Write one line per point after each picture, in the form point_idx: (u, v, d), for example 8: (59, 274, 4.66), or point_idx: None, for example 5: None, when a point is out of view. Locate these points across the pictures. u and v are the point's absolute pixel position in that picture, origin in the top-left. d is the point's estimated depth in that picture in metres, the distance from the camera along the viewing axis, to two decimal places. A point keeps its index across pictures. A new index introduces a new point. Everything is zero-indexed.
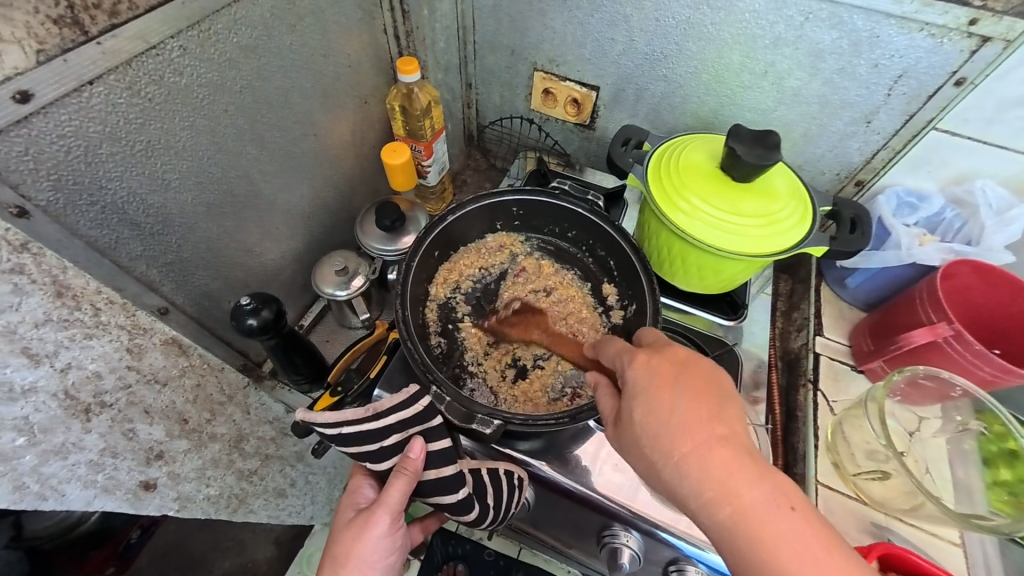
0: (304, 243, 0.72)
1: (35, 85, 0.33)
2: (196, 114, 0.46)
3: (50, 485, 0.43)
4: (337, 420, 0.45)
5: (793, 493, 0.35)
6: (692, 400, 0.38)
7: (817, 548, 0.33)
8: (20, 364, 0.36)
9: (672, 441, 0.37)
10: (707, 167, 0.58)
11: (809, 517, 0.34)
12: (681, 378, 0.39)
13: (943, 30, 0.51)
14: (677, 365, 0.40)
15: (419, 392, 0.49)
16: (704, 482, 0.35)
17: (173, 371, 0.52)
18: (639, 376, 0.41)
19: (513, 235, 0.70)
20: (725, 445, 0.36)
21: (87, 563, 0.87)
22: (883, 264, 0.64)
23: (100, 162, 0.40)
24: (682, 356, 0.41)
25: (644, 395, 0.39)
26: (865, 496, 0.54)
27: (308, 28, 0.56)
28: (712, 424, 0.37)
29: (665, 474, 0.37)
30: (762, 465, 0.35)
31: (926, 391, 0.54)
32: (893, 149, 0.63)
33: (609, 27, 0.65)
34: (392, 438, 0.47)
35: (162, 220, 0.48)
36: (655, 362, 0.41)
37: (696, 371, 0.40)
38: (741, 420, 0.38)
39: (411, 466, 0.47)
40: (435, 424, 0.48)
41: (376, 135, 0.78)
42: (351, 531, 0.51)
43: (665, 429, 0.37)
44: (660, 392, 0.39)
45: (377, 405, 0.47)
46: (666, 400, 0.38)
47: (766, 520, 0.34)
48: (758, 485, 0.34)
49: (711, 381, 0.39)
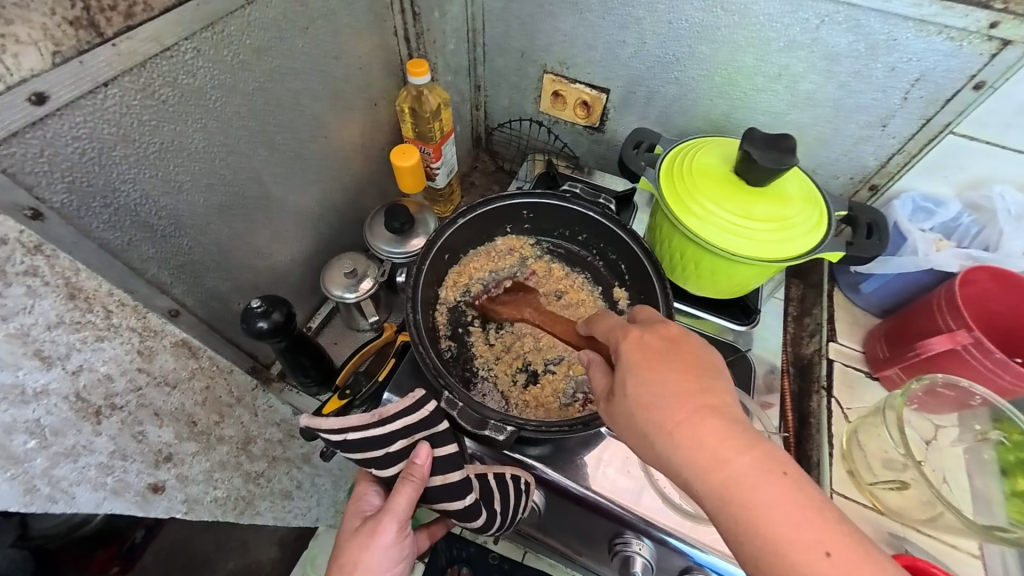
0: (312, 245, 0.71)
1: (50, 87, 0.33)
2: (208, 116, 0.46)
3: (60, 487, 0.42)
4: (342, 426, 0.45)
5: (781, 458, 0.34)
6: (681, 372, 0.38)
7: (806, 511, 0.32)
8: (32, 366, 0.36)
9: (663, 412, 0.37)
10: (720, 170, 0.57)
11: (800, 482, 0.33)
12: (670, 353, 0.39)
13: (962, 34, 0.51)
14: (666, 342, 0.40)
15: (424, 398, 0.48)
16: (694, 451, 0.35)
17: (183, 374, 0.51)
18: (629, 352, 0.40)
19: (524, 238, 0.69)
20: (714, 414, 0.36)
21: (92, 563, 0.86)
22: (899, 270, 0.63)
23: (114, 164, 0.40)
24: (670, 332, 0.41)
25: (634, 369, 0.39)
26: (882, 505, 0.53)
27: (319, 30, 0.56)
28: (701, 395, 0.37)
29: (656, 445, 0.37)
30: (750, 431, 0.35)
31: (944, 399, 0.53)
32: (909, 153, 0.62)
33: (620, 29, 0.65)
34: (397, 443, 0.47)
35: (174, 223, 0.47)
36: (644, 338, 0.41)
37: (684, 346, 0.40)
38: (729, 391, 0.38)
39: (418, 473, 0.47)
40: (440, 430, 0.48)
41: (385, 137, 0.77)
42: (358, 539, 0.50)
43: (656, 401, 0.37)
44: (650, 366, 0.39)
45: (382, 411, 0.46)
46: (656, 374, 0.38)
47: (756, 485, 0.33)
48: (747, 450, 0.34)
49: (699, 356, 0.39)
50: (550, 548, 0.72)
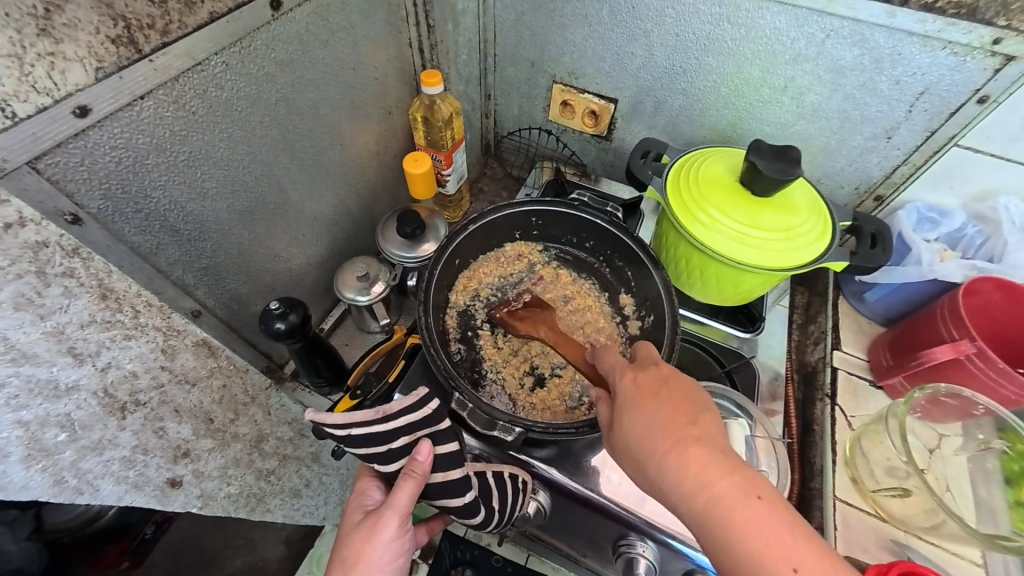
0: (327, 248, 0.73)
1: (92, 100, 0.35)
2: (234, 126, 0.48)
3: (86, 480, 0.44)
4: (345, 422, 0.45)
5: (763, 484, 0.35)
6: (670, 406, 0.39)
7: (785, 535, 0.33)
8: (65, 363, 0.38)
9: (652, 443, 0.38)
10: (726, 180, 0.59)
11: (779, 507, 0.34)
12: (660, 389, 0.41)
13: (967, 49, 0.52)
14: (658, 379, 0.42)
15: (428, 396, 0.49)
16: (680, 479, 0.36)
17: (202, 372, 0.53)
18: (625, 388, 0.42)
19: (532, 244, 0.70)
20: (701, 444, 0.37)
21: (103, 557, 0.89)
22: (904, 280, 0.64)
23: (146, 171, 0.42)
24: (664, 371, 0.42)
25: (627, 403, 0.41)
26: (885, 513, 0.54)
27: (339, 43, 0.58)
28: (688, 426, 0.38)
29: (648, 475, 0.38)
30: (734, 458, 0.36)
31: (948, 408, 0.54)
32: (914, 165, 0.63)
33: (629, 42, 0.67)
34: (400, 439, 0.47)
35: (199, 227, 0.49)
36: (639, 376, 0.43)
37: (674, 382, 0.41)
38: (717, 423, 0.39)
39: (419, 469, 0.48)
40: (442, 428, 0.49)
41: (398, 144, 0.79)
42: (361, 534, 0.51)
43: (647, 433, 0.39)
44: (642, 402, 0.40)
45: (386, 407, 0.47)
46: (647, 408, 0.40)
47: (737, 509, 0.34)
48: (731, 477, 0.35)
49: (689, 391, 0.41)
50: (555, 551, 0.73)
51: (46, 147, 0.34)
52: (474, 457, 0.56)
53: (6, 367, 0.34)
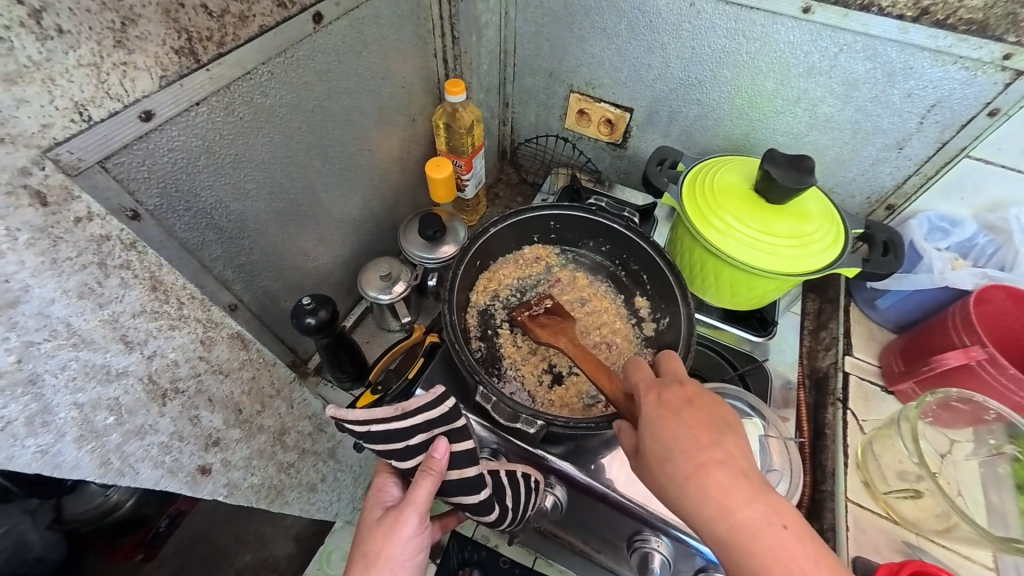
0: (351, 249, 0.76)
1: (156, 106, 0.38)
2: (274, 131, 0.51)
3: (128, 463, 0.45)
4: (367, 418, 0.47)
5: (785, 511, 0.36)
6: (694, 428, 0.40)
7: (807, 563, 0.35)
8: (118, 349, 0.41)
9: (676, 465, 0.39)
10: (741, 188, 0.60)
11: (801, 534, 0.36)
12: (684, 409, 0.41)
13: (977, 64, 0.53)
14: (682, 399, 0.42)
15: (444, 394, 0.50)
16: (704, 502, 0.37)
17: (235, 364, 0.56)
18: (648, 407, 0.43)
19: (549, 247, 0.73)
20: (724, 469, 0.38)
21: (118, 549, 0.88)
22: (915, 287, 0.65)
23: (196, 172, 0.45)
24: (687, 391, 0.43)
25: (651, 424, 0.41)
26: (896, 515, 0.55)
27: (371, 53, 0.61)
28: (712, 450, 0.39)
29: (671, 497, 0.39)
30: (758, 486, 0.37)
31: (958, 413, 0.54)
32: (925, 175, 0.65)
33: (646, 53, 0.69)
34: (418, 436, 0.48)
35: (239, 226, 0.52)
36: (662, 395, 0.43)
37: (698, 403, 0.42)
38: (739, 447, 0.40)
39: (436, 466, 0.48)
40: (458, 425, 0.50)
41: (420, 150, 0.82)
42: (381, 530, 0.52)
43: (670, 456, 0.39)
44: (666, 422, 0.41)
45: (405, 405, 0.48)
46: (670, 430, 0.40)
47: (761, 537, 0.35)
48: (754, 505, 0.36)
49: (712, 412, 0.41)
50: (569, 548, 0.74)
51: (114, 149, 0.37)
52: (492, 451, 0.57)
53: (67, 352, 0.37)
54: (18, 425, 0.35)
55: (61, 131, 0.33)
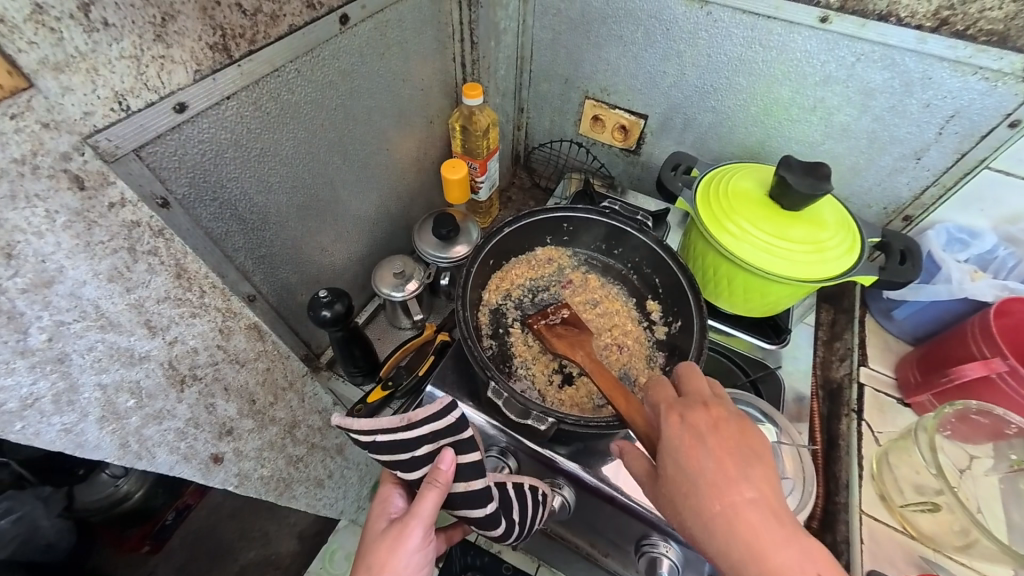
0: (366, 247, 0.77)
1: (190, 99, 0.40)
2: (298, 127, 0.53)
3: (146, 446, 0.46)
4: (371, 428, 0.47)
5: (821, 558, 0.34)
6: (722, 460, 0.38)
7: None
8: (142, 334, 0.42)
9: (702, 499, 0.37)
10: (755, 194, 0.60)
11: None
12: (709, 437, 0.39)
13: (998, 74, 0.53)
14: (707, 425, 0.40)
15: (452, 404, 0.48)
16: (732, 542, 0.35)
17: (251, 354, 0.57)
18: (670, 431, 0.40)
19: (562, 249, 0.74)
20: (755, 510, 0.35)
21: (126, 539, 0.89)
22: (933, 298, 0.64)
23: (224, 164, 0.46)
24: (713, 416, 0.41)
25: (673, 452, 0.39)
26: (913, 529, 0.54)
27: (393, 55, 0.63)
28: (741, 486, 0.36)
29: (695, 533, 0.37)
30: (791, 528, 0.34)
31: (978, 426, 0.53)
32: (944, 186, 0.64)
33: (662, 61, 0.70)
34: (424, 448, 0.48)
35: (261, 218, 0.54)
36: (686, 419, 0.41)
37: (725, 430, 0.39)
38: (770, 481, 0.37)
39: (442, 478, 0.48)
40: (466, 437, 0.48)
41: (436, 152, 0.84)
42: (385, 543, 0.50)
43: (695, 488, 0.37)
44: (690, 451, 0.39)
45: (411, 415, 0.47)
46: (696, 460, 0.38)
47: None
48: (788, 549, 0.34)
49: (739, 441, 0.39)
50: (574, 550, 0.74)
51: (148, 138, 0.38)
52: (501, 450, 0.58)
53: (95, 333, 0.38)
54: (45, 402, 0.36)
55: (101, 119, 0.34)
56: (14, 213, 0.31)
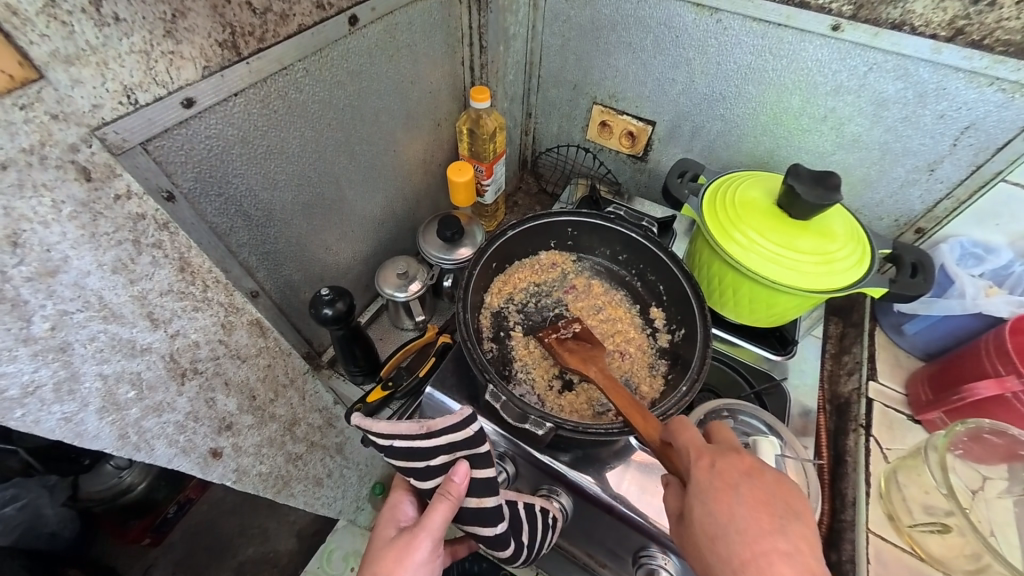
0: (371, 246, 0.77)
1: (199, 95, 0.40)
2: (305, 126, 0.53)
3: (145, 438, 0.46)
4: (390, 432, 0.45)
5: None
6: (753, 509, 0.36)
7: None
8: (144, 325, 0.42)
9: (731, 548, 0.36)
10: (763, 204, 0.60)
11: None
12: (742, 484, 0.38)
13: (1015, 86, 0.52)
14: (739, 473, 0.38)
15: (472, 416, 0.47)
16: None
17: (253, 350, 0.57)
18: (699, 476, 0.39)
19: (567, 254, 0.73)
20: (789, 564, 0.33)
21: (127, 531, 0.88)
22: (946, 312, 0.62)
23: (229, 160, 0.47)
24: (746, 464, 0.39)
25: (703, 495, 0.38)
26: (922, 551, 0.52)
27: (402, 58, 0.63)
28: (776, 539, 0.35)
29: None
30: None
31: (992, 447, 0.51)
32: (958, 199, 0.63)
33: (672, 68, 0.69)
34: (440, 457, 0.47)
35: (266, 215, 0.54)
36: (716, 465, 0.39)
37: (758, 478, 0.38)
38: (812, 541, 0.35)
39: (454, 491, 0.47)
40: (481, 451, 0.48)
41: (443, 155, 0.84)
42: (392, 553, 0.49)
43: (723, 535, 0.36)
44: (719, 497, 0.38)
45: (430, 424, 0.46)
46: (725, 505, 0.37)
47: None
48: None
49: (774, 493, 0.37)
50: (573, 560, 0.73)
51: (156, 132, 0.39)
52: (500, 455, 0.58)
53: (97, 323, 0.38)
54: (46, 390, 0.36)
55: (110, 112, 0.35)
56: (21, 202, 0.32)
